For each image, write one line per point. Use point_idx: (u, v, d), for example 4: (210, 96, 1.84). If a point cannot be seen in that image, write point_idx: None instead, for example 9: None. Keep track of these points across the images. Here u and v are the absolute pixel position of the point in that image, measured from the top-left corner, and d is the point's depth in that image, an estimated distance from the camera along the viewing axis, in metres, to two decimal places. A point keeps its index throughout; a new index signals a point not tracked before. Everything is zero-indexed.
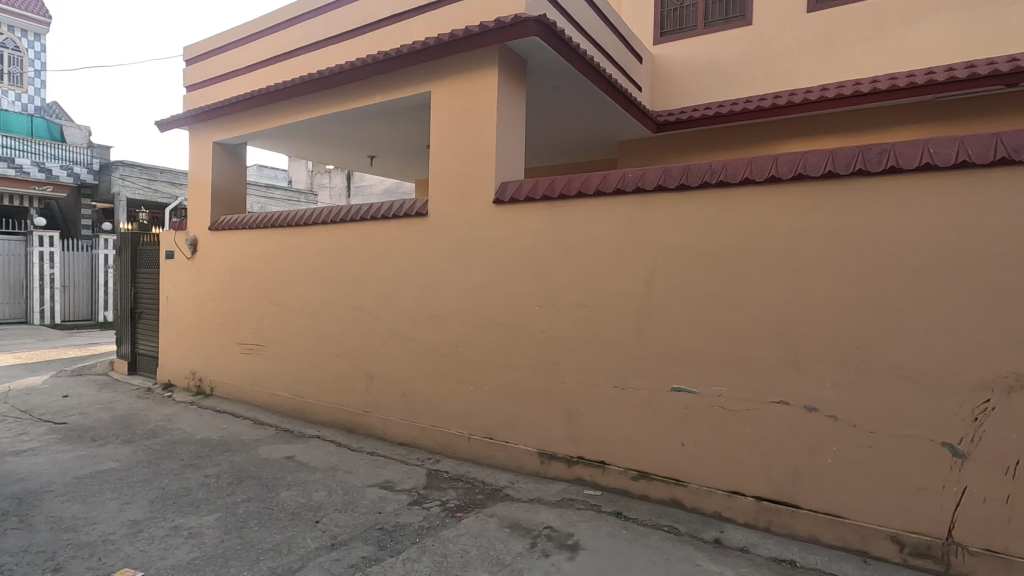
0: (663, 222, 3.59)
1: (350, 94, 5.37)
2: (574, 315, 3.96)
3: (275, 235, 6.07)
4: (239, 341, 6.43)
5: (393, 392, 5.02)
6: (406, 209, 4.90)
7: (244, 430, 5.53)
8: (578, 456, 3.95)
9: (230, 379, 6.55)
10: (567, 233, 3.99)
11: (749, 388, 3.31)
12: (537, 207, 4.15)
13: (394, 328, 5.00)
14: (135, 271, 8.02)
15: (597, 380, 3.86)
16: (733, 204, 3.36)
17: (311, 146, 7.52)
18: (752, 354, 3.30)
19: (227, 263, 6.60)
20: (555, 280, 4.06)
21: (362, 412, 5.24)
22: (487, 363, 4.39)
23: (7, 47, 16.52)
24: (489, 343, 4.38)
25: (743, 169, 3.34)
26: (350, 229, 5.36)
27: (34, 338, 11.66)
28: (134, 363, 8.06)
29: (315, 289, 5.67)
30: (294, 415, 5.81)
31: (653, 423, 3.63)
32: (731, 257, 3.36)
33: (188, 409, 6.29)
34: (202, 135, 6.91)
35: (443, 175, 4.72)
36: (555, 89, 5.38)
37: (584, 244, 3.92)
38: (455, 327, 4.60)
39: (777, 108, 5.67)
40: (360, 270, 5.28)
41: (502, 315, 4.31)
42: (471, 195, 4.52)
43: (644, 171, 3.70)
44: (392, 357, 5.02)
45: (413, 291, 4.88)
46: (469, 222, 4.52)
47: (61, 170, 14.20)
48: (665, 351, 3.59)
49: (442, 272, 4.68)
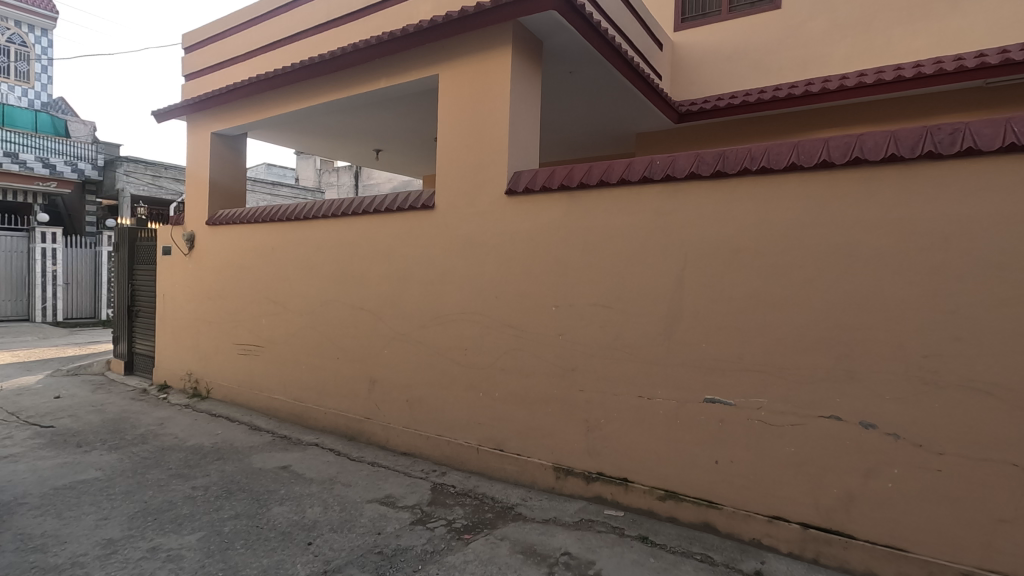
0: (695, 213, 3.23)
1: (353, 79, 5.04)
2: (594, 317, 3.60)
3: (274, 230, 5.76)
4: (236, 341, 6.13)
5: (396, 398, 4.68)
6: (412, 202, 4.57)
7: (239, 436, 5.22)
8: (598, 472, 3.58)
9: (227, 382, 6.24)
10: (587, 225, 3.64)
11: (794, 401, 2.93)
12: (552, 197, 3.80)
13: (398, 329, 4.67)
14: (132, 268, 7.75)
15: (619, 388, 3.50)
16: (775, 194, 2.99)
17: (313, 138, 7.22)
18: (797, 362, 2.93)
19: (224, 260, 6.30)
20: (572, 278, 3.70)
21: (364, 419, 4.90)
22: (498, 368, 4.04)
23: (14, 42, 16.38)
24: (500, 347, 4.03)
25: (789, 153, 2.97)
26: (352, 223, 5.04)
27: (35, 336, 11.42)
28: (130, 363, 7.79)
29: (315, 287, 5.35)
30: (292, 420, 5.48)
31: (683, 437, 3.26)
32: (774, 252, 2.99)
33: (182, 413, 5.99)
34: (201, 125, 6.61)
35: (451, 164, 4.38)
36: (572, 75, 5.03)
37: (605, 238, 3.56)
38: (463, 328, 4.25)
39: (809, 96, 5.26)
40: (363, 267, 4.95)
41: (514, 315, 3.96)
42: (481, 186, 4.18)
43: (674, 157, 3.35)
44: (395, 360, 4.69)
45: (418, 290, 4.54)
46: (479, 215, 4.18)
47: (65, 166, 14.02)
48: (696, 358, 3.23)
49: (450, 269, 4.34)
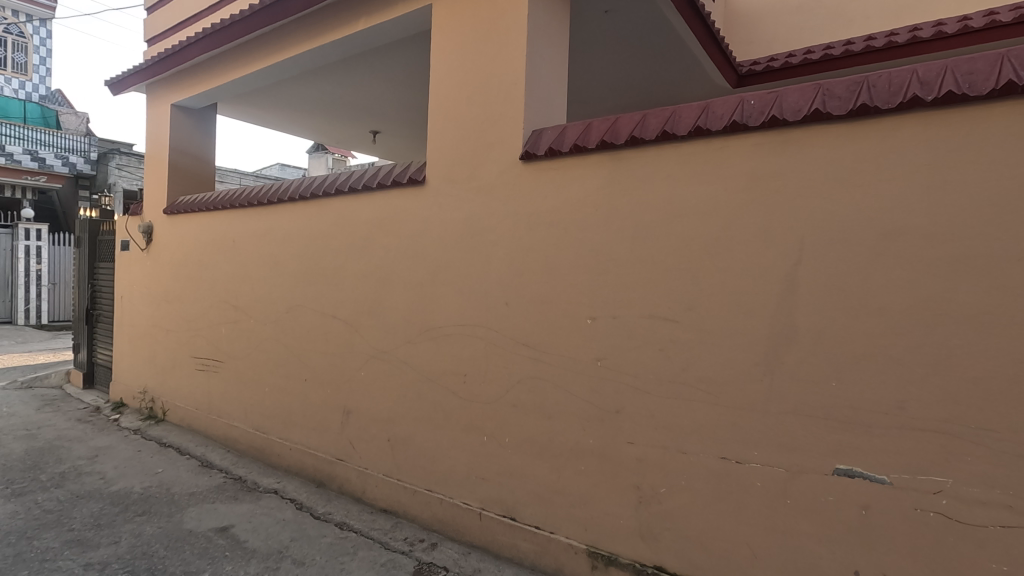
0: (818, 176, 2.06)
1: (327, 21, 3.94)
2: (650, 335, 2.44)
3: (236, 219, 4.70)
4: (194, 354, 5.06)
5: (374, 436, 3.55)
6: (396, 175, 3.46)
7: (182, 477, 4.12)
8: (655, 566, 2.41)
9: (184, 402, 5.18)
10: (639, 200, 2.48)
11: (1004, 486, 1.73)
12: (586, 161, 2.65)
13: (378, 345, 3.54)
14: (93, 266, 6.74)
15: (690, 444, 2.32)
16: (965, 139, 1.80)
17: (296, 115, 6.16)
18: (1011, 422, 1.72)
19: (182, 256, 5.25)
20: (616, 278, 2.54)
21: (336, 460, 3.77)
22: (509, 403, 2.90)
23: (12, 33, 15.70)
24: (511, 374, 2.89)
25: (991, 70, 1.78)
26: (324, 207, 3.95)
27: (13, 341, 10.52)
28: (90, 375, 6.78)
29: (279, 289, 4.25)
30: (252, 455, 4.39)
31: (797, 528, 2.08)
32: (963, 236, 1.80)
33: (127, 441, 4.92)
34: (160, 95, 5.58)
35: (446, 124, 3.26)
36: (608, 14, 3.87)
37: (669, 219, 2.40)
38: (461, 346, 3.11)
39: (917, 44, 3.91)
40: (335, 263, 3.84)
41: (532, 331, 2.81)
42: (486, 151, 3.04)
43: (781, 93, 2.19)
44: (374, 385, 3.56)
45: (403, 293, 3.41)
46: (483, 192, 3.04)
47: (55, 159, 13.17)
48: (819, 404, 2.04)
49: (444, 265, 3.20)
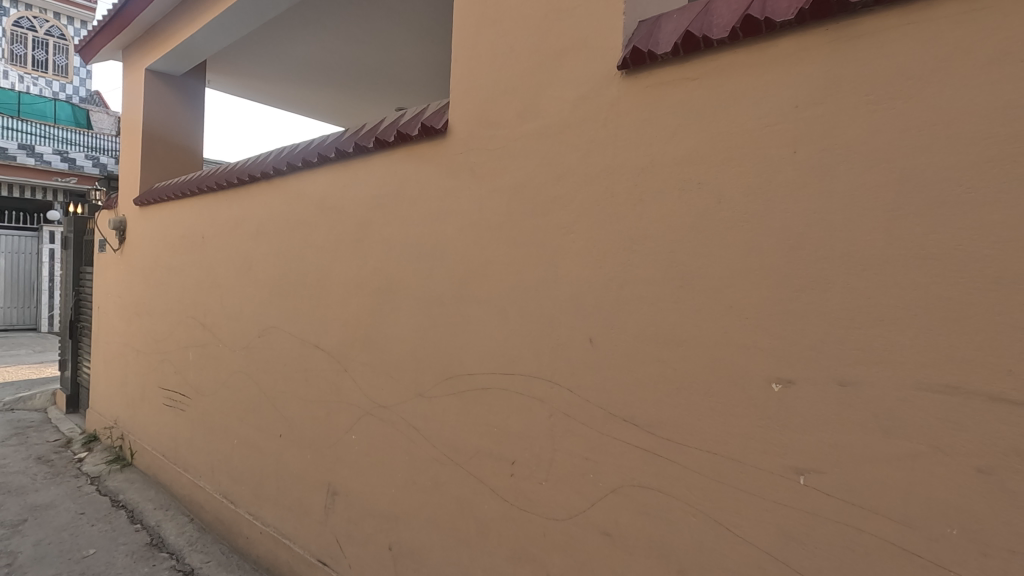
0: None
1: None
2: (950, 435, 1.04)
3: (206, 207, 3.54)
4: (162, 385, 3.93)
5: (368, 537, 2.26)
6: (404, 126, 2.18)
7: (113, 565, 2.93)
8: None
9: (152, 445, 4.06)
10: (912, 122, 1.09)
11: None
12: (767, 56, 1.28)
13: (375, 395, 2.26)
14: (77, 271, 5.77)
15: None
16: None
17: (300, 82, 4.99)
18: None
19: (152, 258, 4.15)
20: (850, 302, 1.15)
21: (316, 563, 2.50)
22: (595, 527, 1.55)
23: (53, 35, 15.47)
24: (599, 474, 1.54)
25: None
26: (306, 185, 2.71)
27: (29, 350, 9.90)
28: (75, 398, 5.85)
29: (251, 301, 3.05)
30: (218, 529, 3.19)
31: None
32: None
33: (77, 495, 3.82)
34: (135, 56, 4.49)
35: (483, 34, 1.95)
36: None
37: (1006, 158, 1.00)
38: (506, 409, 1.78)
39: None
40: (318, 266, 2.59)
41: (643, 398, 1.46)
42: (550, 69, 1.72)
43: None
44: (368, 457, 2.27)
45: (412, 315, 2.11)
46: (545, 140, 1.71)
47: (86, 159, 12.67)
48: None
49: (477, 272, 1.88)
